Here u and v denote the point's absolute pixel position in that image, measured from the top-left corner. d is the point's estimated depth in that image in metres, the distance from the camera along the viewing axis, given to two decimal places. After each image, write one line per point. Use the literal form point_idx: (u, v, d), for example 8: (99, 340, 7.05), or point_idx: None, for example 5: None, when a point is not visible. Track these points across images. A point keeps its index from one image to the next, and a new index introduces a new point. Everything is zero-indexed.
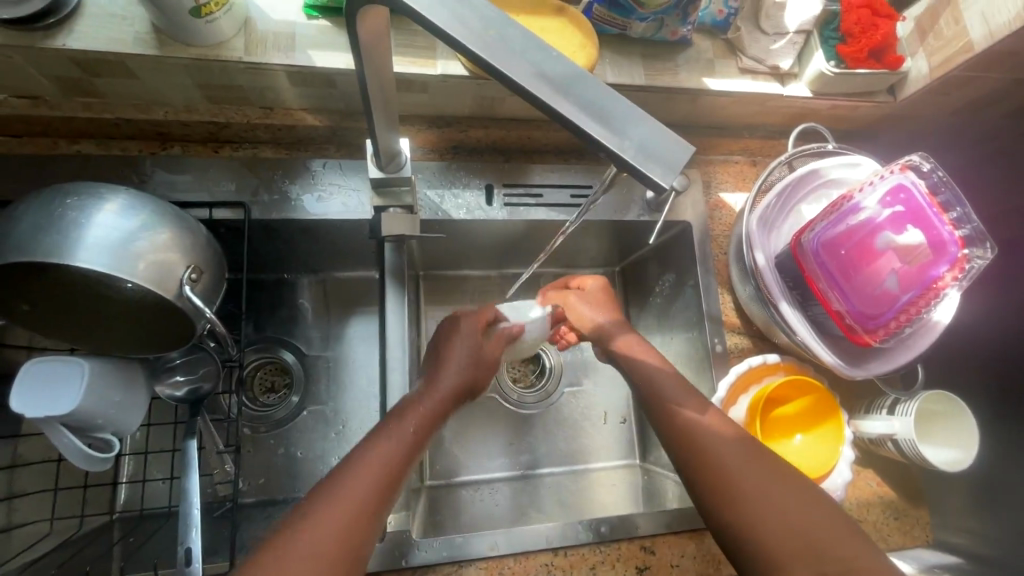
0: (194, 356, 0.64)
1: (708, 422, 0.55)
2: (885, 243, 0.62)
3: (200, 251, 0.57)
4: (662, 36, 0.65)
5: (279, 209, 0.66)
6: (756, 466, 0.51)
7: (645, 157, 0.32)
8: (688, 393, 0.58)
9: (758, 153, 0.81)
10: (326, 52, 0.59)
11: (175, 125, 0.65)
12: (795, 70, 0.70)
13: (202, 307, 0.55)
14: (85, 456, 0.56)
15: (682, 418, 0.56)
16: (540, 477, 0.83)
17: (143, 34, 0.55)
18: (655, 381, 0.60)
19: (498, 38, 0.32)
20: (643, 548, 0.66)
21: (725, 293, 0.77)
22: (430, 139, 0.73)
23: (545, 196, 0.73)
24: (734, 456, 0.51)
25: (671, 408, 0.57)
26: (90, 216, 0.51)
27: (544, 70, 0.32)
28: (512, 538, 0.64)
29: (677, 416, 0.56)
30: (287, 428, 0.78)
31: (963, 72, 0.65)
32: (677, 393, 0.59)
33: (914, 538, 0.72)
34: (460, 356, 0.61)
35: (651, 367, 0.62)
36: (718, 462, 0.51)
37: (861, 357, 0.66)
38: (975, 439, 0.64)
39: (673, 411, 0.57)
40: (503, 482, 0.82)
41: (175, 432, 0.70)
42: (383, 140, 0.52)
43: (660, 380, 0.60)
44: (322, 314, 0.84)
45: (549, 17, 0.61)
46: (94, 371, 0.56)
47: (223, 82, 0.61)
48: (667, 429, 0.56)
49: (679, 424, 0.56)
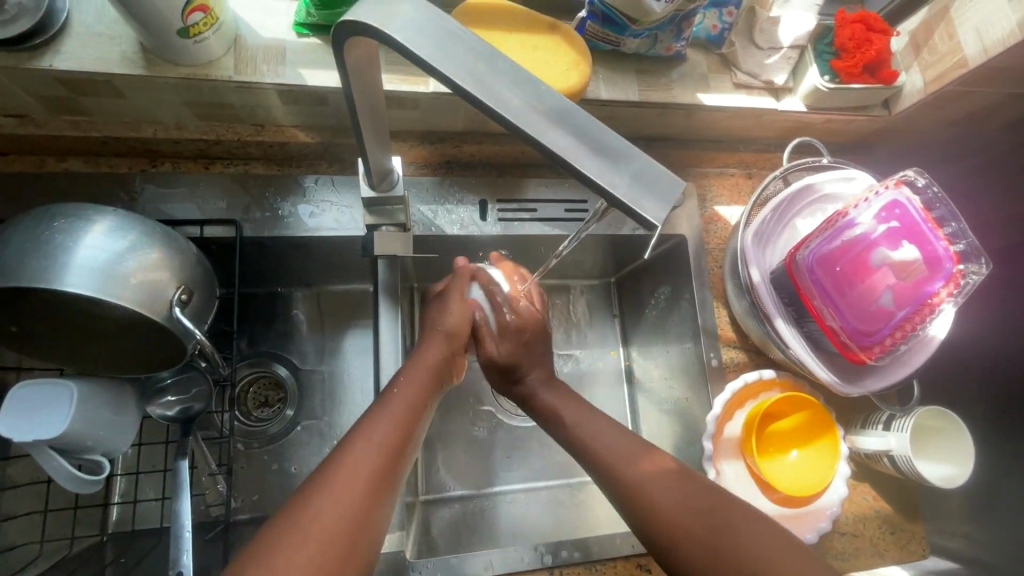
0: (185, 375, 0.64)
1: (643, 472, 0.53)
2: (880, 260, 0.62)
3: (189, 271, 0.57)
4: (655, 52, 0.65)
5: (272, 226, 0.65)
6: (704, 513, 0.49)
7: (636, 191, 0.31)
8: (616, 430, 0.58)
9: (753, 166, 0.81)
10: (317, 70, 0.59)
11: (165, 143, 0.64)
12: (790, 85, 0.70)
13: (192, 328, 0.54)
14: (74, 477, 0.54)
15: (618, 470, 0.54)
16: (498, 495, 0.82)
17: (130, 53, 0.55)
18: (585, 435, 0.58)
19: (487, 72, 0.32)
20: (639, 566, 0.66)
21: (721, 307, 0.77)
22: (423, 155, 0.72)
23: (540, 210, 0.72)
24: (677, 507, 0.50)
25: (608, 460, 0.55)
26: (74, 238, 0.51)
27: (535, 104, 0.32)
28: (506, 558, 0.64)
29: (614, 466, 0.54)
30: (280, 445, 0.77)
31: (958, 87, 0.65)
32: (610, 441, 0.56)
33: (911, 552, 0.72)
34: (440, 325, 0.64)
35: (578, 417, 0.60)
36: (673, 490, 0.51)
37: (857, 373, 0.66)
38: (971, 455, 0.64)
39: (608, 462, 0.55)
40: (463, 502, 0.80)
41: (166, 451, 0.69)
42: (374, 159, 0.51)
43: (590, 431, 0.58)
44: (316, 328, 0.83)
45: (542, 34, 0.60)
46: (83, 393, 0.55)
47: (213, 101, 0.60)
48: (609, 482, 0.54)
49: (615, 477, 0.54)
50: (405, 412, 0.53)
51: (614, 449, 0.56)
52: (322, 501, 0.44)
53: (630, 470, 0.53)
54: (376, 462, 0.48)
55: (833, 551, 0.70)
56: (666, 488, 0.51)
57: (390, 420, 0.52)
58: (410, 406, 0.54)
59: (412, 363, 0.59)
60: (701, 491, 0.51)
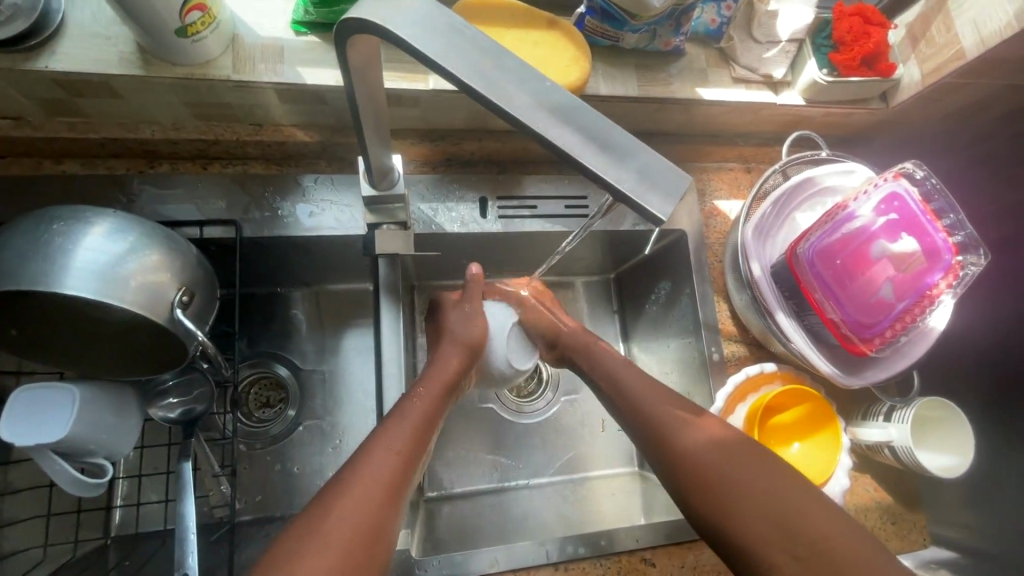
0: (186, 377, 0.63)
1: (692, 439, 0.53)
2: (880, 252, 0.62)
3: (190, 272, 0.56)
4: (655, 47, 0.65)
5: (271, 226, 0.65)
6: (749, 475, 0.49)
7: (643, 187, 0.31)
8: (669, 398, 0.58)
9: (752, 159, 0.81)
10: (316, 69, 0.59)
11: (162, 143, 0.64)
12: (788, 79, 0.70)
13: (194, 329, 0.54)
14: (75, 481, 0.55)
15: (667, 437, 0.55)
16: (516, 489, 0.82)
17: (127, 54, 0.54)
18: (641, 405, 0.58)
19: (492, 69, 0.32)
20: (644, 560, 0.66)
21: (721, 301, 0.77)
22: (422, 152, 0.72)
23: (540, 207, 0.72)
24: (729, 468, 0.50)
25: (657, 427, 0.56)
26: (75, 240, 0.50)
27: (540, 100, 0.32)
28: (512, 555, 0.64)
29: (662, 430, 0.55)
30: (283, 445, 0.77)
31: (955, 79, 0.65)
32: (662, 408, 0.57)
33: (911, 542, 0.72)
34: (454, 335, 0.64)
35: (638, 384, 0.60)
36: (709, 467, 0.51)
37: (857, 365, 0.66)
38: (971, 446, 0.64)
39: (659, 433, 0.55)
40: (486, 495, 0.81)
41: (168, 454, 0.69)
42: (376, 157, 0.51)
43: (643, 399, 0.59)
44: (318, 328, 0.83)
45: (542, 30, 0.60)
46: (85, 398, 0.55)
47: (211, 101, 0.60)
48: (658, 451, 0.55)
49: (665, 442, 0.54)
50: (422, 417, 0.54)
51: (665, 417, 0.56)
52: (338, 511, 0.44)
53: (677, 435, 0.54)
54: (391, 467, 0.48)
55: None
56: (710, 452, 0.52)
57: (407, 428, 0.52)
58: (420, 420, 0.54)
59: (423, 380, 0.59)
60: (749, 457, 0.51)
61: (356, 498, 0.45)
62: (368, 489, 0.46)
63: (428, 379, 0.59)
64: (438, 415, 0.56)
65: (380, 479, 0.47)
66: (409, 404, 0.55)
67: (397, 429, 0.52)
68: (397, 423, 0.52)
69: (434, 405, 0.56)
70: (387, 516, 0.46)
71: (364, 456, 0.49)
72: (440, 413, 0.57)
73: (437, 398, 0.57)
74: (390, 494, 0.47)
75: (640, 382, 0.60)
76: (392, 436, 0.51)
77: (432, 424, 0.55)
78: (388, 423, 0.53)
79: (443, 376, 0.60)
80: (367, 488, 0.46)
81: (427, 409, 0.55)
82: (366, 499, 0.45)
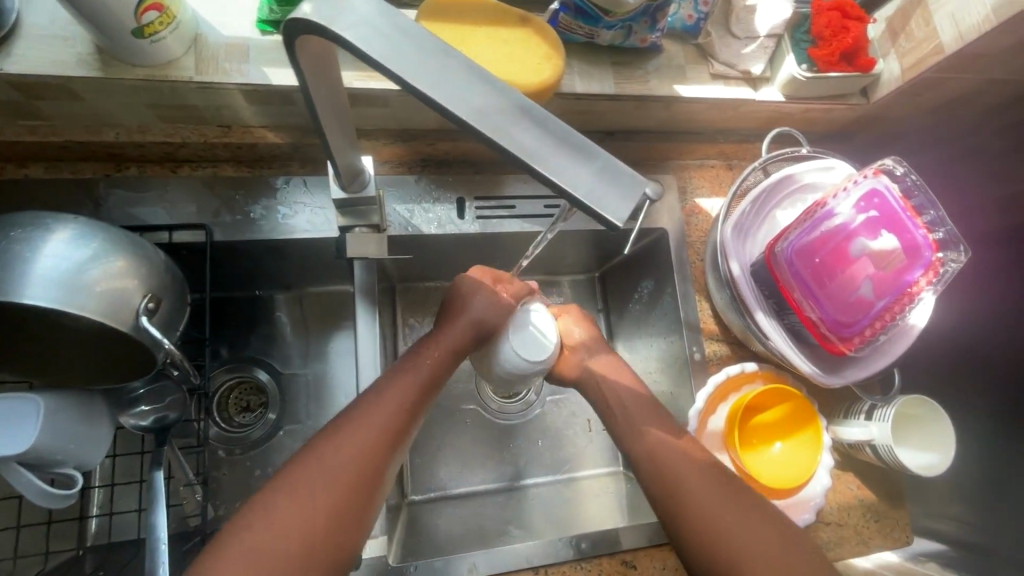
0: (157, 384, 0.62)
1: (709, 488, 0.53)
2: (859, 250, 0.61)
3: (158, 278, 0.55)
4: (631, 43, 0.64)
5: (244, 230, 0.64)
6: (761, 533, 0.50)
7: (599, 190, 0.30)
8: (657, 416, 0.60)
9: (733, 157, 0.81)
10: (281, 69, 0.57)
11: (129, 146, 0.62)
12: (767, 75, 0.69)
13: (161, 337, 0.53)
14: (43, 494, 0.53)
15: (681, 481, 0.54)
16: (527, 488, 0.83)
17: (85, 55, 0.53)
18: (658, 449, 0.57)
19: (440, 70, 0.31)
20: (625, 563, 0.66)
21: (703, 300, 0.76)
22: (397, 153, 0.71)
23: (518, 207, 0.71)
24: (742, 521, 0.51)
25: (673, 473, 0.55)
26: (36, 247, 0.49)
27: (492, 103, 0.31)
28: (492, 560, 0.63)
29: (675, 475, 0.54)
30: (262, 450, 0.76)
31: (934, 74, 0.64)
32: (680, 455, 0.56)
33: (894, 539, 0.71)
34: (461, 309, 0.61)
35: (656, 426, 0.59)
36: (679, 476, 0.54)
37: (838, 364, 0.66)
38: (951, 443, 0.64)
39: (673, 480, 0.54)
40: (490, 496, 0.81)
41: (142, 461, 0.68)
42: (343, 159, 0.50)
43: (663, 442, 0.57)
44: (302, 332, 0.82)
45: (513, 28, 0.59)
46: (52, 408, 0.53)
47: (176, 103, 0.58)
48: (665, 495, 0.54)
49: (678, 486, 0.54)
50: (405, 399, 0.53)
51: (682, 461, 0.55)
52: (311, 491, 0.46)
53: (693, 480, 0.54)
54: (369, 461, 0.49)
55: (818, 541, 0.70)
56: (724, 503, 0.52)
57: (403, 394, 0.54)
58: (415, 384, 0.55)
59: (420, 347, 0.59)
60: (759, 512, 0.52)
61: (327, 480, 0.47)
62: (345, 458, 0.48)
63: (427, 346, 0.59)
64: (438, 380, 0.57)
65: (358, 447, 0.49)
66: (405, 368, 0.56)
67: (386, 398, 0.53)
68: (385, 389, 0.54)
69: (434, 369, 0.57)
70: (369, 486, 0.48)
71: (339, 424, 0.50)
72: (443, 377, 0.58)
73: (441, 356, 0.58)
74: (366, 472, 0.48)
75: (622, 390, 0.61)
76: (381, 404, 0.52)
77: (430, 388, 0.56)
78: (380, 389, 0.54)
79: (447, 340, 0.59)
80: (347, 460, 0.48)
81: (426, 372, 0.56)
82: (340, 482, 0.47)
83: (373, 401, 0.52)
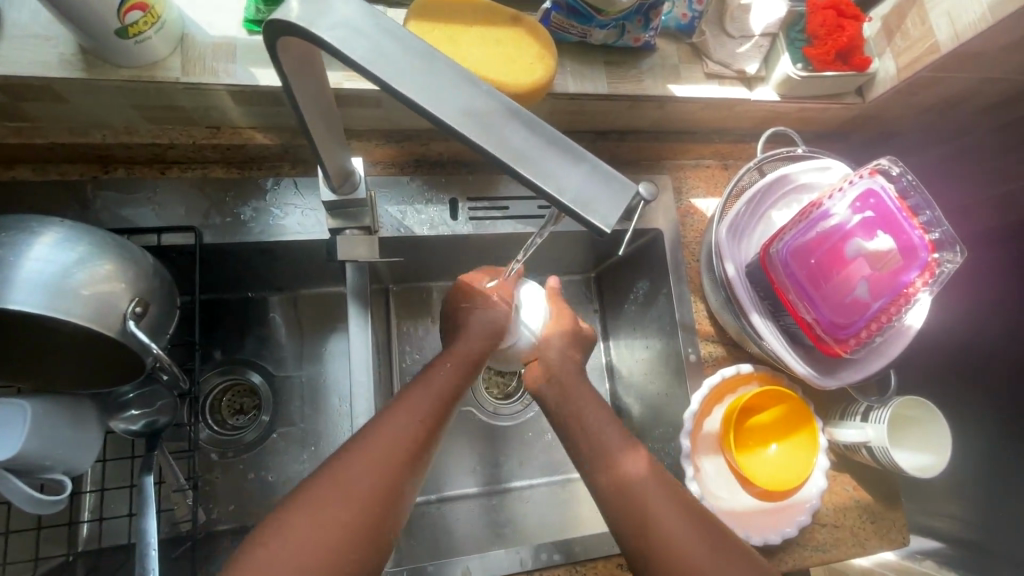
0: (148, 389, 0.61)
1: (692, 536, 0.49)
2: (855, 251, 0.61)
3: (146, 282, 0.54)
4: (624, 43, 0.63)
5: (234, 232, 0.63)
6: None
7: (587, 195, 0.30)
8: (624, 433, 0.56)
9: (729, 156, 0.80)
10: (268, 69, 0.56)
11: (115, 148, 0.62)
12: (762, 74, 0.68)
13: (148, 342, 0.52)
14: (34, 501, 0.52)
15: (660, 527, 0.49)
16: (511, 490, 0.82)
17: (68, 56, 0.52)
18: (636, 490, 0.51)
19: (425, 72, 0.31)
20: (619, 566, 0.65)
21: (698, 301, 0.76)
22: (389, 153, 0.70)
23: (512, 208, 0.71)
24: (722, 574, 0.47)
25: (655, 520, 0.49)
26: (20, 252, 0.48)
27: (478, 105, 0.31)
28: (485, 563, 0.63)
29: (654, 519, 0.49)
30: (255, 453, 0.76)
31: (929, 73, 0.64)
32: (663, 500, 0.51)
33: (891, 540, 0.71)
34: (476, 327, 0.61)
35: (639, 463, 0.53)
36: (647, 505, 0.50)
37: (833, 365, 0.66)
38: (949, 444, 0.63)
39: (650, 525, 0.49)
40: (477, 498, 0.80)
41: (132, 466, 0.67)
42: (332, 161, 0.49)
43: (643, 483, 0.51)
44: (294, 333, 0.81)
45: (504, 27, 0.58)
46: (39, 413, 0.53)
47: (163, 104, 0.58)
48: (638, 539, 0.49)
49: (659, 533, 0.49)
50: (425, 412, 0.51)
51: (665, 505, 0.50)
52: (329, 515, 0.43)
53: (674, 527, 0.49)
54: (387, 477, 0.46)
55: (814, 543, 0.69)
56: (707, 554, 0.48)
57: (422, 408, 0.51)
58: (432, 396, 0.53)
59: (433, 365, 0.57)
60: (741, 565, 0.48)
61: (348, 506, 0.44)
62: (370, 478, 0.46)
63: (444, 361, 0.57)
64: (456, 394, 0.55)
65: (382, 467, 0.47)
66: (424, 383, 0.54)
67: (406, 415, 0.50)
68: (405, 405, 0.51)
69: (452, 382, 0.55)
70: (390, 512, 0.46)
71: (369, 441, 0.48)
72: (461, 392, 0.56)
73: (461, 369, 0.57)
74: (388, 499, 0.46)
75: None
76: (399, 421, 0.50)
77: (449, 401, 0.54)
78: (400, 404, 0.51)
79: (462, 354, 0.58)
80: (368, 481, 0.45)
81: (445, 387, 0.54)
82: (358, 509, 0.44)
83: (394, 417, 0.50)
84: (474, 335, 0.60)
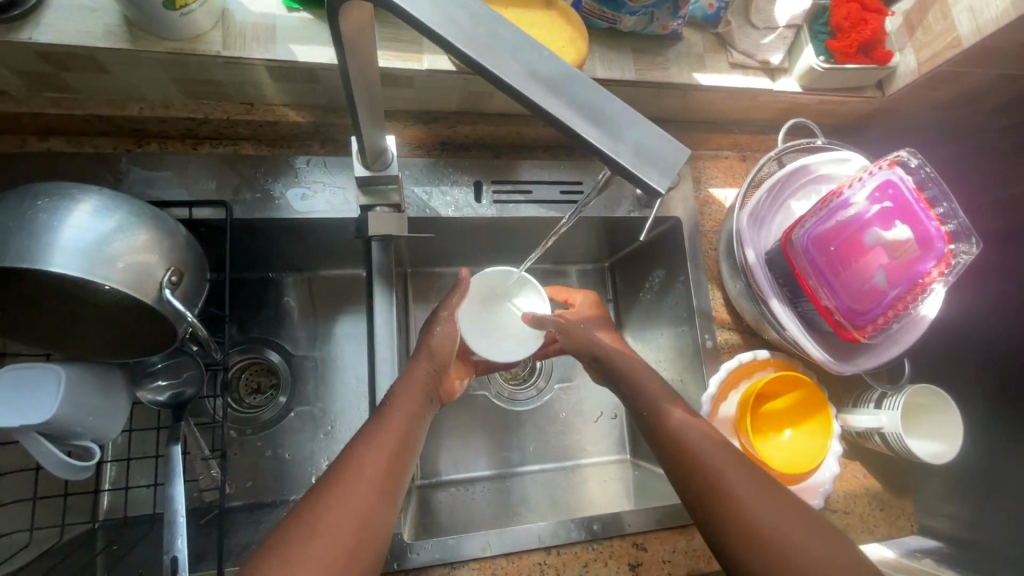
0: (175, 361, 0.63)
1: (737, 479, 0.50)
2: (874, 240, 0.62)
3: (180, 253, 0.55)
4: (652, 31, 0.65)
5: (261, 208, 0.64)
6: (818, 559, 0.45)
7: (639, 159, 0.32)
8: None
9: (747, 148, 0.81)
10: (308, 46, 0.58)
11: (151, 121, 0.63)
12: (785, 66, 0.70)
13: (183, 310, 0.53)
14: (64, 466, 0.53)
15: (733, 492, 0.49)
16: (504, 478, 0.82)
17: (114, 26, 0.54)
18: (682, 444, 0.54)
19: (488, 37, 0.32)
20: (635, 545, 0.66)
21: (715, 289, 0.77)
22: (417, 135, 0.71)
23: (535, 192, 0.72)
24: (801, 542, 0.46)
25: (724, 489, 0.49)
26: (61, 217, 0.49)
27: (538, 71, 0.32)
28: (504, 538, 0.64)
29: (723, 486, 0.49)
30: (273, 430, 0.77)
31: (950, 68, 0.65)
32: (729, 469, 0.51)
33: (899, 528, 0.73)
34: (437, 356, 0.63)
35: (698, 437, 0.54)
36: (694, 450, 0.53)
37: (848, 352, 0.67)
38: (960, 429, 0.65)
39: (718, 492, 0.49)
40: (484, 481, 0.81)
41: (157, 437, 0.68)
42: (369, 138, 0.50)
43: (703, 452, 0.52)
44: (310, 313, 0.82)
45: (538, 11, 0.60)
46: (72, 378, 0.54)
47: (201, 77, 0.59)
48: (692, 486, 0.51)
49: (730, 500, 0.49)
50: (404, 422, 0.54)
51: (733, 472, 0.50)
52: (306, 553, 0.42)
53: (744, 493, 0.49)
54: (378, 468, 0.49)
55: None
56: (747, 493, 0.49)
57: (393, 432, 0.52)
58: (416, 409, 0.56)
59: (397, 390, 0.57)
60: (818, 539, 0.46)
61: (324, 543, 0.43)
62: (347, 509, 0.45)
63: (402, 394, 0.56)
64: (417, 425, 0.55)
65: (356, 497, 0.46)
66: (398, 393, 0.57)
67: (375, 447, 0.50)
68: (369, 439, 0.51)
69: (417, 408, 0.56)
70: (367, 542, 0.45)
71: (348, 470, 0.48)
72: (422, 424, 0.56)
73: (418, 400, 0.57)
74: (364, 525, 0.45)
75: (638, 370, 0.63)
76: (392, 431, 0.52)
77: (412, 435, 0.54)
78: (369, 436, 0.52)
79: (424, 377, 0.60)
80: (344, 514, 0.45)
81: (410, 416, 0.55)
82: (339, 542, 0.44)
83: (370, 434, 0.52)
84: (426, 360, 0.62)
